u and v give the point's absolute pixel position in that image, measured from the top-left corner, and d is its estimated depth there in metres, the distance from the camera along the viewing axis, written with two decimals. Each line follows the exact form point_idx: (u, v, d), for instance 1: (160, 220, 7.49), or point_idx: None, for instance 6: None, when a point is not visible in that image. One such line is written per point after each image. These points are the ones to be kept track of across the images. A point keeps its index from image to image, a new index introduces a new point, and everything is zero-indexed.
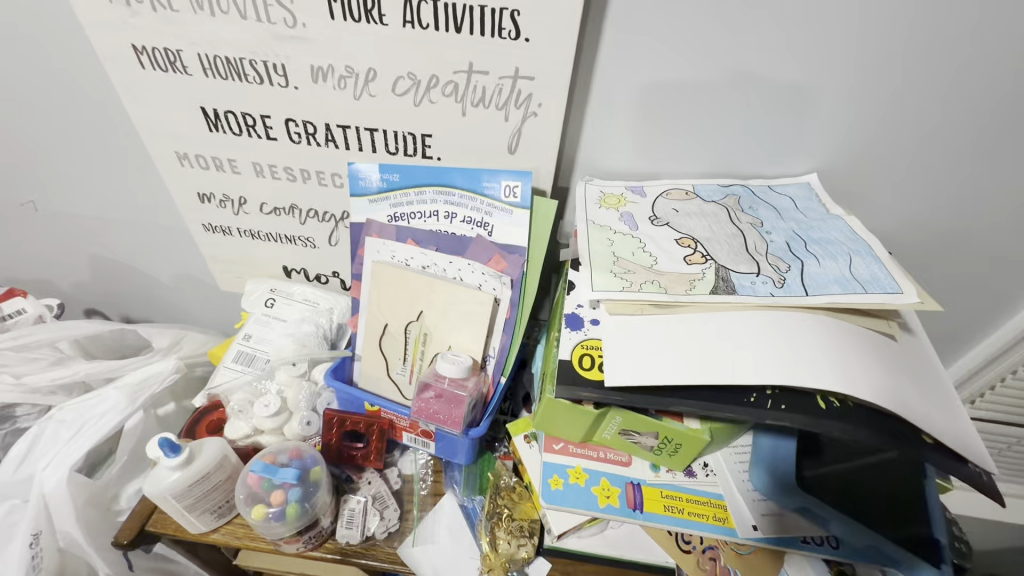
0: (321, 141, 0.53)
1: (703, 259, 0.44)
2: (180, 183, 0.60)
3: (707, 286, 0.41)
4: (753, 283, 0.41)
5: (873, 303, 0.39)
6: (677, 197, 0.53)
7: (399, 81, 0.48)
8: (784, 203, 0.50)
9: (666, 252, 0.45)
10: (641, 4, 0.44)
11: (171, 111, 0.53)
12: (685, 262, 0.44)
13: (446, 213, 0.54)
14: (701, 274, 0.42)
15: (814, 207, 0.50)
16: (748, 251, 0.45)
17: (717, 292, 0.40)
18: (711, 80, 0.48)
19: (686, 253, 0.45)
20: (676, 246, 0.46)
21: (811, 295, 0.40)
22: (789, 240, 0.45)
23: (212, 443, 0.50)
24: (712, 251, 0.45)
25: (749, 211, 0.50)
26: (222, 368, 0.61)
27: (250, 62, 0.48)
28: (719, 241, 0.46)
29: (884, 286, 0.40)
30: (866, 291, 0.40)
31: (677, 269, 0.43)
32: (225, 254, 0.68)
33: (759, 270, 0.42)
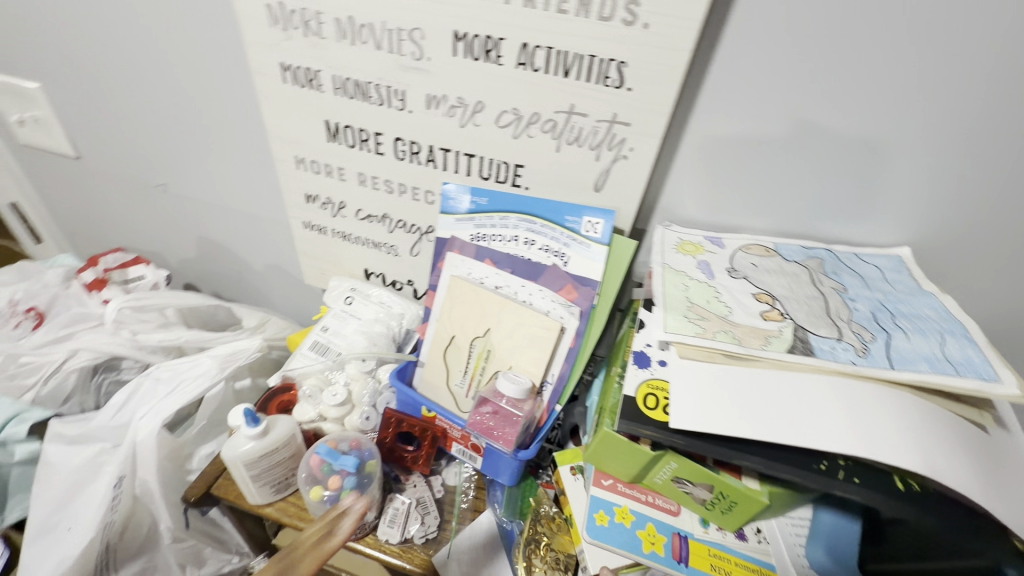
0: (422, 160, 0.58)
1: (781, 317, 0.44)
2: (292, 183, 0.67)
3: (783, 344, 0.41)
4: (833, 347, 0.41)
5: (966, 387, 0.37)
6: (757, 252, 0.53)
7: (503, 115, 0.52)
8: (871, 273, 0.49)
9: (742, 304, 0.46)
10: (745, 67, 0.46)
11: (299, 121, 0.60)
12: (762, 317, 0.44)
13: (525, 239, 0.57)
14: (778, 331, 0.42)
15: (904, 280, 0.48)
16: (829, 315, 0.44)
17: (794, 352, 0.40)
18: (807, 142, 0.49)
19: (763, 309, 0.45)
20: (753, 300, 0.46)
21: (897, 369, 0.38)
22: (874, 310, 0.44)
23: (284, 420, 0.54)
24: (791, 310, 0.45)
25: (832, 276, 0.49)
26: (299, 353, 0.66)
27: (375, 85, 0.54)
28: (799, 301, 0.46)
29: (978, 371, 0.38)
30: (959, 374, 0.38)
31: (753, 323, 0.43)
32: (315, 251, 0.74)
33: (841, 336, 0.42)
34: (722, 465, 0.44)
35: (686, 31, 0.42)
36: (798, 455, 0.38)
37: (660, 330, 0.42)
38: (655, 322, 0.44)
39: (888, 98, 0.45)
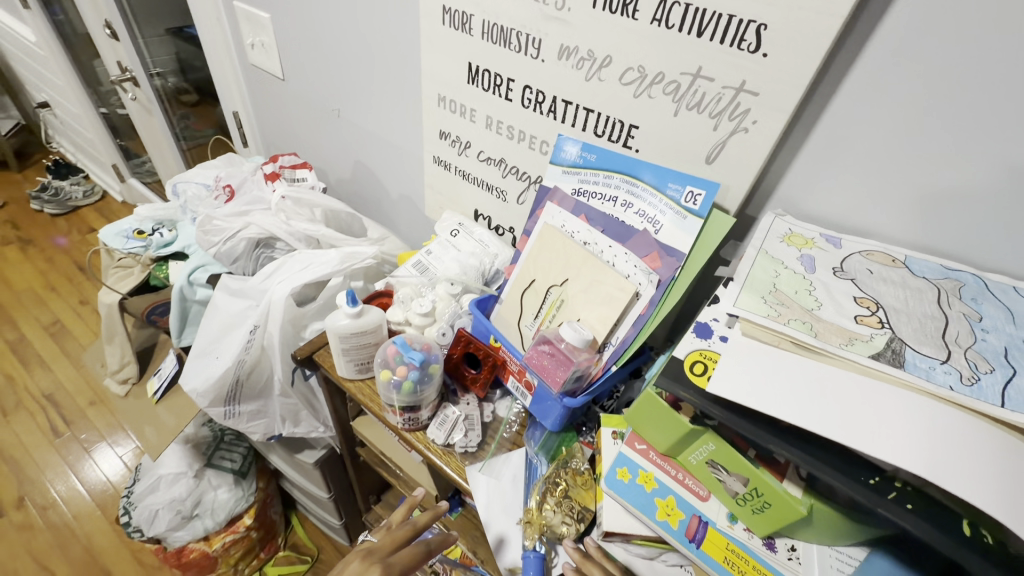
0: (544, 110, 0.62)
1: (880, 325, 0.39)
2: (432, 120, 0.75)
3: (869, 348, 0.37)
4: (931, 367, 0.35)
5: None
6: (880, 259, 0.47)
7: (628, 72, 0.53)
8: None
9: (836, 303, 0.41)
10: (917, 43, 0.40)
11: (448, 62, 0.67)
12: (854, 320, 0.40)
13: (624, 201, 0.58)
14: (869, 336, 0.38)
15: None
16: (942, 336, 0.38)
17: (879, 359, 0.36)
18: (1000, 146, 0.40)
19: (861, 312, 0.40)
20: (852, 303, 0.41)
21: (1009, 409, 0.32)
22: (1008, 346, 0.37)
23: (376, 312, 0.63)
24: (895, 323, 0.39)
25: (967, 301, 0.42)
26: (403, 267, 0.75)
27: (517, 33, 0.58)
28: (910, 316, 0.40)
29: None
30: None
31: (842, 322, 0.39)
32: (439, 186, 0.83)
33: (948, 359, 0.36)
34: (766, 461, 0.42)
35: None
36: (848, 465, 0.35)
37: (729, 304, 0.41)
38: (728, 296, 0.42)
39: None
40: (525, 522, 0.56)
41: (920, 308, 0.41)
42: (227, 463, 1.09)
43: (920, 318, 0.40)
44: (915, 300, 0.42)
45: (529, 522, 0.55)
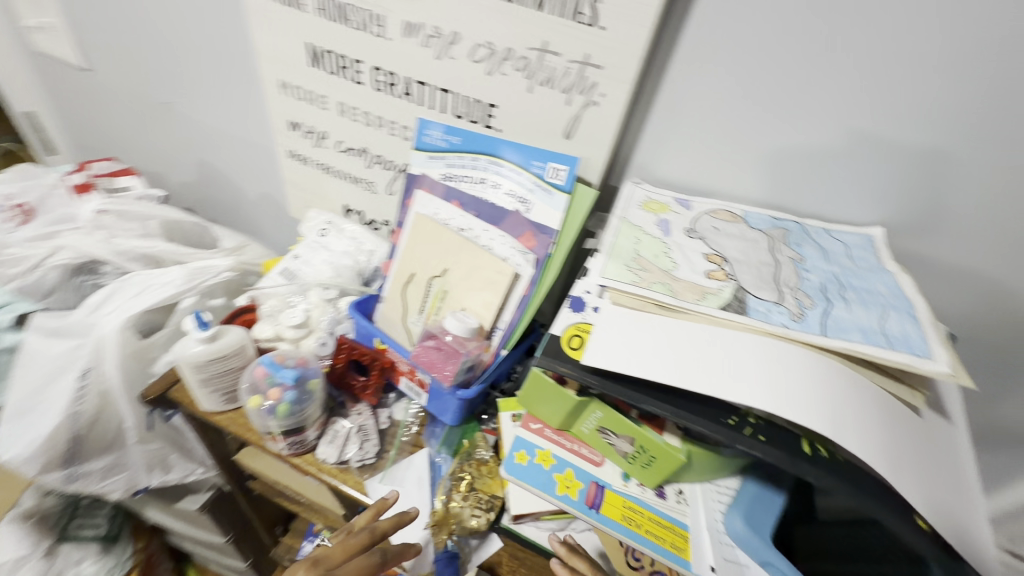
0: (399, 93, 0.58)
1: (726, 277, 0.43)
2: (278, 109, 0.67)
3: (717, 301, 0.40)
4: (768, 310, 0.40)
5: (896, 361, 0.36)
6: (723, 217, 0.51)
7: (477, 49, 0.51)
8: (833, 247, 0.47)
9: (689, 262, 0.45)
10: (728, 15, 0.44)
11: (285, 43, 0.60)
12: (705, 276, 0.43)
13: (492, 182, 0.57)
14: (718, 289, 0.42)
15: (867, 257, 0.46)
16: (774, 281, 0.43)
17: (727, 309, 0.40)
18: (809, 103, 0.46)
19: (710, 268, 0.44)
20: (702, 259, 0.45)
21: (828, 337, 0.38)
22: (824, 281, 0.43)
23: (236, 331, 0.56)
24: (738, 273, 0.43)
25: (792, 245, 0.47)
26: (267, 277, 0.67)
27: (356, 8, 0.53)
28: (749, 266, 0.44)
29: (912, 346, 0.37)
30: (891, 348, 0.37)
31: (695, 279, 0.43)
32: (299, 182, 0.75)
33: (780, 300, 0.41)
34: (647, 419, 0.44)
35: None
36: (711, 409, 0.38)
37: (597, 277, 0.42)
38: (596, 268, 0.44)
39: (972, 100, 0.41)
40: (433, 525, 0.54)
41: (756, 257, 0.45)
42: (89, 531, 0.92)
43: (757, 266, 0.44)
44: (752, 251, 0.46)
45: (437, 523, 0.53)
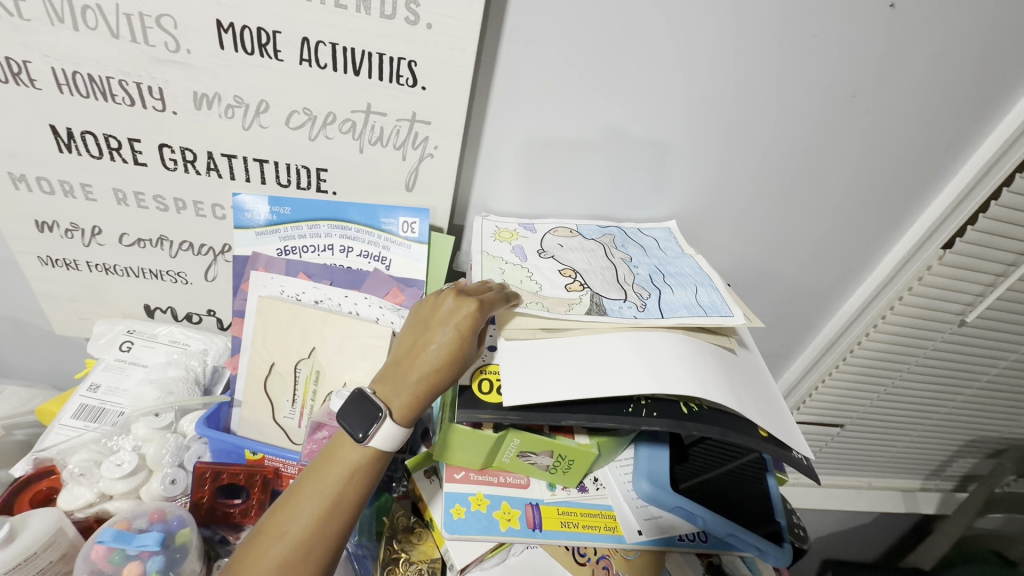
0: (201, 169, 0.50)
1: (581, 287, 0.50)
2: (11, 209, 0.51)
3: (583, 308, 0.47)
4: (621, 307, 0.49)
5: (714, 320, 0.49)
6: (563, 233, 0.59)
7: (294, 115, 0.48)
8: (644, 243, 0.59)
9: (549, 279, 0.51)
10: (527, 70, 0.50)
11: (9, 127, 0.46)
12: (566, 289, 0.50)
13: (341, 247, 0.55)
14: (579, 299, 0.49)
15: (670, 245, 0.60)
16: (616, 280, 0.52)
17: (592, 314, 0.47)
18: (604, 135, 0.56)
19: (567, 282, 0.51)
20: (558, 275, 0.51)
21: (666, 318, 0.48)
22: (651, 273, 0.54)
23: (43, 515, 0.42)
24: (590, 282, 0.51)
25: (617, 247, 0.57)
26: (56, 426, 0.52)
27: (119, 82, 0.44)
28: (597, 272, 0.53)
29: (719, 309, 0.50)
30: (706, 314, 0.49)
31: (560, 294, 0.49)
32: (67, 292, 0.59)
33: (624, 295, 0.50)
34: (557, 430, 0.49)
35: (468, 33, 0.44)
36: (612, 405, 0.45)
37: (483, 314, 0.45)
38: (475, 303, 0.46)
39: (702, 122, 0.56)
40: None
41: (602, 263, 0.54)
42: None
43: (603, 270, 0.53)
44: (594, 259, 0.55)
45: None
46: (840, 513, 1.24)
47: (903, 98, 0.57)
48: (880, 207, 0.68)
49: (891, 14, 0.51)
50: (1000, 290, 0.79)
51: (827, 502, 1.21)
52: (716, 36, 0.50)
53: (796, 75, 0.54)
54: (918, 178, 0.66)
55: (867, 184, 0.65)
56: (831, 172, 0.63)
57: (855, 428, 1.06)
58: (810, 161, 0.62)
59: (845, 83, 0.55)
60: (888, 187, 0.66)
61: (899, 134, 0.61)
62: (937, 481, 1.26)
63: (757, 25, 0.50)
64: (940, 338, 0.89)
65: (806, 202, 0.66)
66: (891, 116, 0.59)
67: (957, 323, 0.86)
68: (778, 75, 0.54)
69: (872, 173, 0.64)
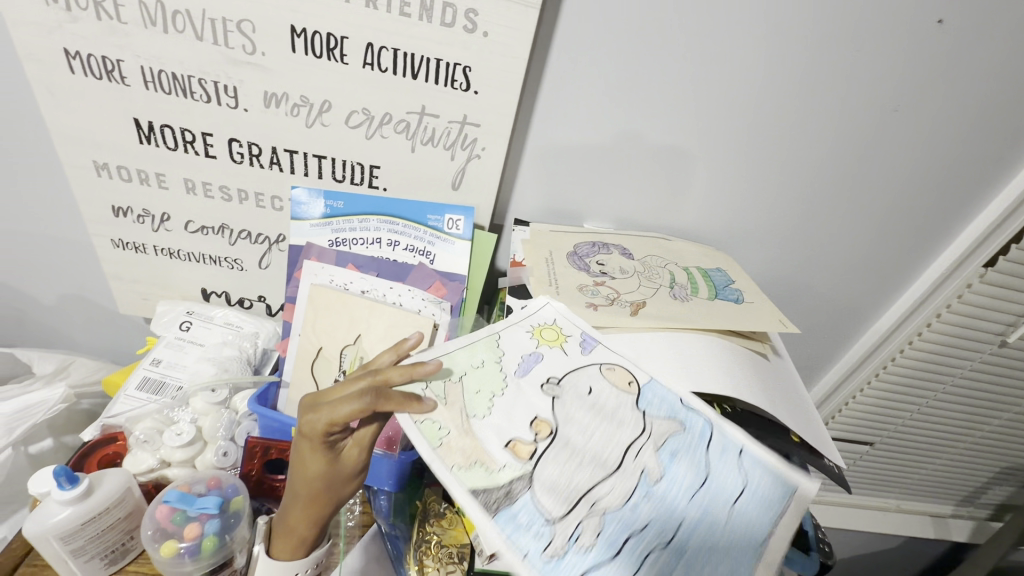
0: (264, 163, 0.54)
1: (530, 455, 0.38)
2: (92, 195, 0.56)
3: (472, 479, 0.36)
4: (527, 526, 0.35)
5: (749, 325, 0.50)
6: (619, 380, 0.44)
7: (353, 115, 0.51)
8: (714, 434, 0.42)
9: (509, 418, 0.41)
10: (573, 76, 0.52)
11: (98, 120, 0.51)
12: (507, 446, 0.39)
13: (389, 240, 0.58)
14: (501, 465, 0.37)
15: (727, 441, 0.41)
16: (584, 489, 0.37)
17: (477, 491, 0.36)
18: (642, 142, 0.58)
19: (531, 432, 0.40)
20: (528, 423, 0.40)
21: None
22: (642, 489, 0.38)
23: (115, 474, 0.46)
24: (551, 452, 0.39)
25: (665, 411, 0.42)
26: (123, 396, 0.56)
27: (198, 80, 0.48)
28: (580, 429, 0.41)
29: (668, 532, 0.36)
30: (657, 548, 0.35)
31: (489, 437, 0.39)
32: (134, 274, 0.63)
33: (577, 519, 0.36)
34: None
35: (521, 41, 0.46)
36: None
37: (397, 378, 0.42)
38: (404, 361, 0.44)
39: (742, 132, 0.57)
40: None
41: (622, 420, 0.42)
42: None
43: (606, 420, 0.41)
44: (611, 409, 0.42)
45: None
46: (866, 535, 1.21)
47: (948, 114, 0.57)
48: (919, 223, 0.68)
49: (938, 29, 0.51)
50: None
51: (854, 523, 1.18)
52: (759, 49, 0.51)
53: (838, 88, 0.54)
54: (962, 193, 0.65)
55: (908, 197, 0.65)
56: (870, 185, 0.63)
57: (884, 448, 1.04)
58: (849, 174, 0.62)
59: (888, 98, 0.56)
60: (928, 203, 0.66)
61: (941, 148, 0.60)
62: (970, 508, 1.22)
63: (801, 38, 0.51)
64: (977, 359, 0.87)
65: (844, 215, 0.66)
66: (934, 131, 0.59)
67: (996, 343, 0.84)
68: (821, 88, 0.54)
69: (916, 185, 0.64)
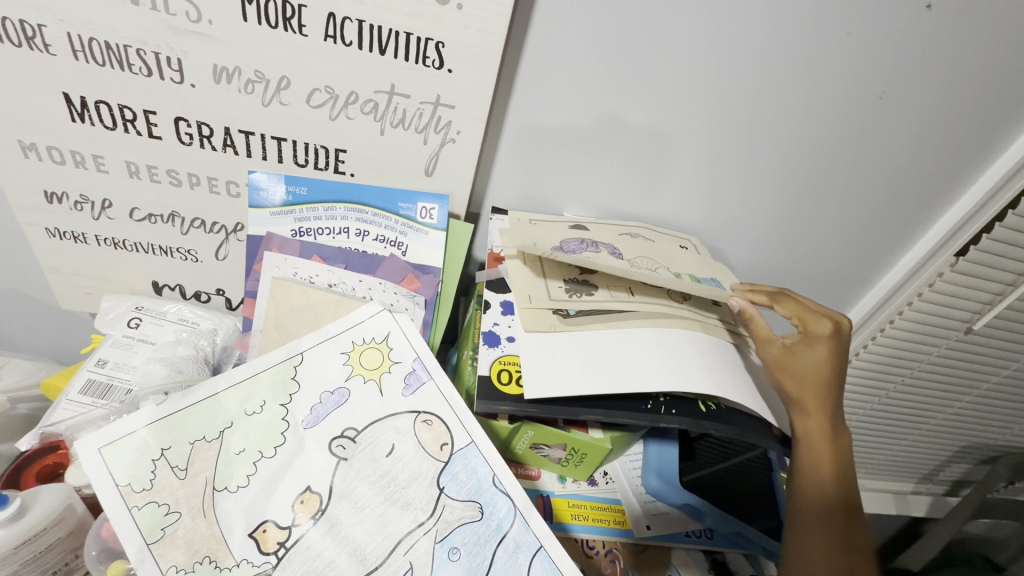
0: (217, 145, 0.49)
1: (275, 548, 0.36)
2: (19, 178, 0.50)
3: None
4: None
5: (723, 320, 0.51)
6: (430, 433, 0.42)
7: (315, 94, 0.46)
8: (514, 525, 0.39)
9: (269, 493, 0.38)
10: (553, 55, 0.49)
11: (19, 95, 0.45)
12: (256, 534, 0.36)
13: (357, 230, 0.54)
14: (234, 563, 0.35)
15: (526, 537, 0.39)
16: None
17: None
18: (625, 125, 0.55)
19: (291, 513, 0.37)
20: (292, 497, 0.38)
21: None
22: None
23: (53, 491, 0.42)
24: (306, 538, 0.37)
25: (466, 491, 0.40)
26: (64, 401, 0.52)
27: (137, 51, 0.43)
28: (356, 506, 0.38)
29: None
30: None
31: (233, 522, 0.37)
32: (74, 265, 0.57)
33: None
34: (571, 423, 0.50)
35: (499, 16, 0.43)
36: (631, 401, 0.45)
37: (129, 440, 0.38)
38: (147, 415, 0.39)
39: (726, 119, 0.55)
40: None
41: (409, 502, 0.39)
42: None
43: (389, 499, 0.39)
44: (402, 484, 0.40)
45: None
46: None
47: (929, 102, 0.57)
48: (894, 213, 0.68)
49: (927, 15, 0.50)
50: (1009, 298, 0.80)
51: None
52: (748, 29, 0.49)
53: (825, 74, 0.53)
54: (938, 184, 0.65)
55: (886, 187, 0.65)
56: (851, 175, 0.62)
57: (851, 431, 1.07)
58: (827, 164, 0.61)
59: (872, 85, 0.54)
60: (906, 193, 0.66)
61: (922, 136, 0.60)
62: (929, 485, 1.28)
63: (792, 20, 0.49)
64: (944, 345, 0.89)
65: (823, 205, 0.65)
66: (915, 120, 0.58)
67: (963, 330, 0.86)
68: (806, 74, 0.53)
69: (897, 173, 0.63)
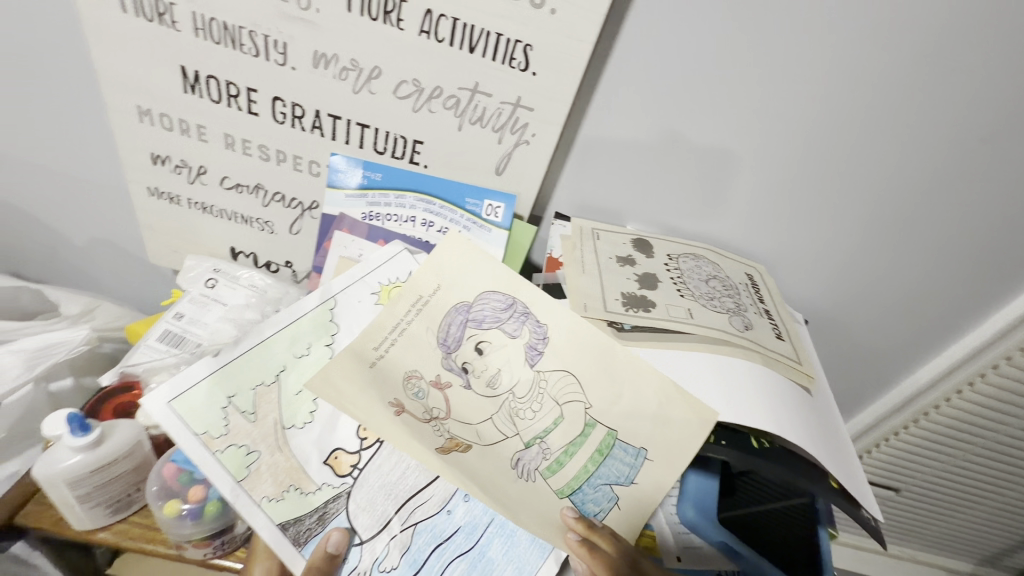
0: (306, 126, 0.52)
1: (349, 471, 0.45)
2: (132, 140, 0.55)
3: (282, 513, 0.42)
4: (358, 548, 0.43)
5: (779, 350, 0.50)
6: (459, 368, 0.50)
7: (403, 86, 0.48)
8: None
9: (333, 428, 0.46)
10: (639, 66, 0.49)
11: (144, 65, 0.49)
12: (329, 462, 0.45)
13: (423, 220, 0.56)
14: (316, 488, 0.44)
15: None
16: (413, 487, 0.45)
17: (302, 516, 0.42)
18: (701, 144, 0.54)
19: (358, 441, 0.46)
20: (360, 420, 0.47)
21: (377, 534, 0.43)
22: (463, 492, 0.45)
23: (127, 427, 0.46)
24: (376, 459, 0.46)
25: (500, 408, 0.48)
26: (143, 346, 0.56)
27: (249, 32, 0.46)
28: None
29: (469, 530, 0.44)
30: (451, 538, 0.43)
31: (308, 455, 0.45)
32: (166, 224, 0.63)
33: (387, 540, 0.43)
34: None
35: (590, 24, 0.43)
36: None
37: (194, 391, 0.43)
38: (206, 366, 0.44)
39: (811, 147, 0.53)
40: None
41: None
42: None
43: None
44: None
45: None
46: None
47: None
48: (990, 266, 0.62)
49: None
50: None
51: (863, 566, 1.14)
52: (848, 56, 0.47)
53: (928, 110, 0.50)
54: None
55: (984, 238, 0.59)
56: (943, 221, 0.58)
57: (907, 494, 0.99)
58: (917, 207, 0.57)
59: (982, 128, 0.50)
60: (1008, 246, 0.60)
61: None
62: (989, 569, 1.16)
63: (899, 50, 0.46)
64: None
65: (907, 249, 0.61)
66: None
67: None
68: (906, 108, 0.50)
69: (998, 223, 0.58)
